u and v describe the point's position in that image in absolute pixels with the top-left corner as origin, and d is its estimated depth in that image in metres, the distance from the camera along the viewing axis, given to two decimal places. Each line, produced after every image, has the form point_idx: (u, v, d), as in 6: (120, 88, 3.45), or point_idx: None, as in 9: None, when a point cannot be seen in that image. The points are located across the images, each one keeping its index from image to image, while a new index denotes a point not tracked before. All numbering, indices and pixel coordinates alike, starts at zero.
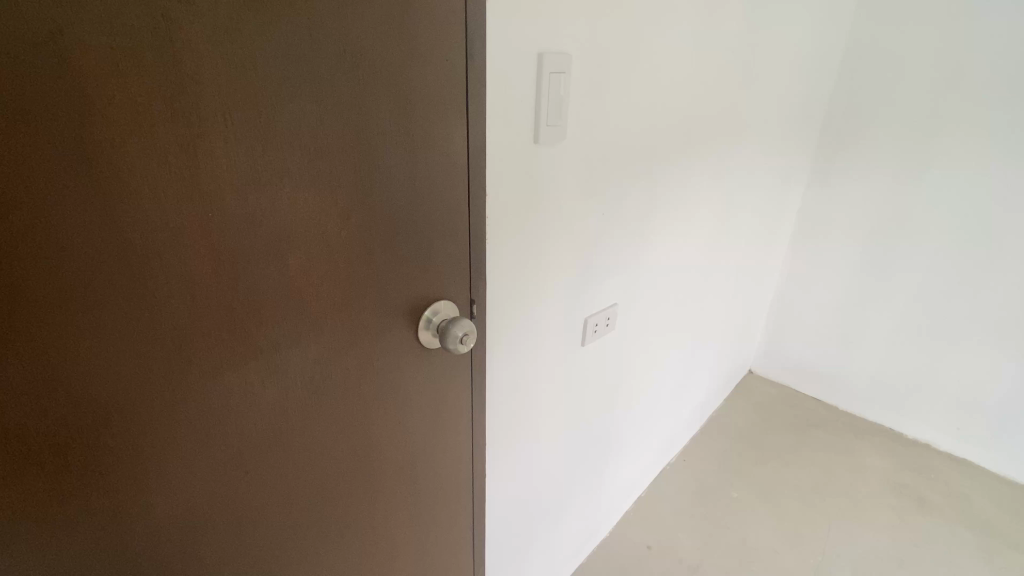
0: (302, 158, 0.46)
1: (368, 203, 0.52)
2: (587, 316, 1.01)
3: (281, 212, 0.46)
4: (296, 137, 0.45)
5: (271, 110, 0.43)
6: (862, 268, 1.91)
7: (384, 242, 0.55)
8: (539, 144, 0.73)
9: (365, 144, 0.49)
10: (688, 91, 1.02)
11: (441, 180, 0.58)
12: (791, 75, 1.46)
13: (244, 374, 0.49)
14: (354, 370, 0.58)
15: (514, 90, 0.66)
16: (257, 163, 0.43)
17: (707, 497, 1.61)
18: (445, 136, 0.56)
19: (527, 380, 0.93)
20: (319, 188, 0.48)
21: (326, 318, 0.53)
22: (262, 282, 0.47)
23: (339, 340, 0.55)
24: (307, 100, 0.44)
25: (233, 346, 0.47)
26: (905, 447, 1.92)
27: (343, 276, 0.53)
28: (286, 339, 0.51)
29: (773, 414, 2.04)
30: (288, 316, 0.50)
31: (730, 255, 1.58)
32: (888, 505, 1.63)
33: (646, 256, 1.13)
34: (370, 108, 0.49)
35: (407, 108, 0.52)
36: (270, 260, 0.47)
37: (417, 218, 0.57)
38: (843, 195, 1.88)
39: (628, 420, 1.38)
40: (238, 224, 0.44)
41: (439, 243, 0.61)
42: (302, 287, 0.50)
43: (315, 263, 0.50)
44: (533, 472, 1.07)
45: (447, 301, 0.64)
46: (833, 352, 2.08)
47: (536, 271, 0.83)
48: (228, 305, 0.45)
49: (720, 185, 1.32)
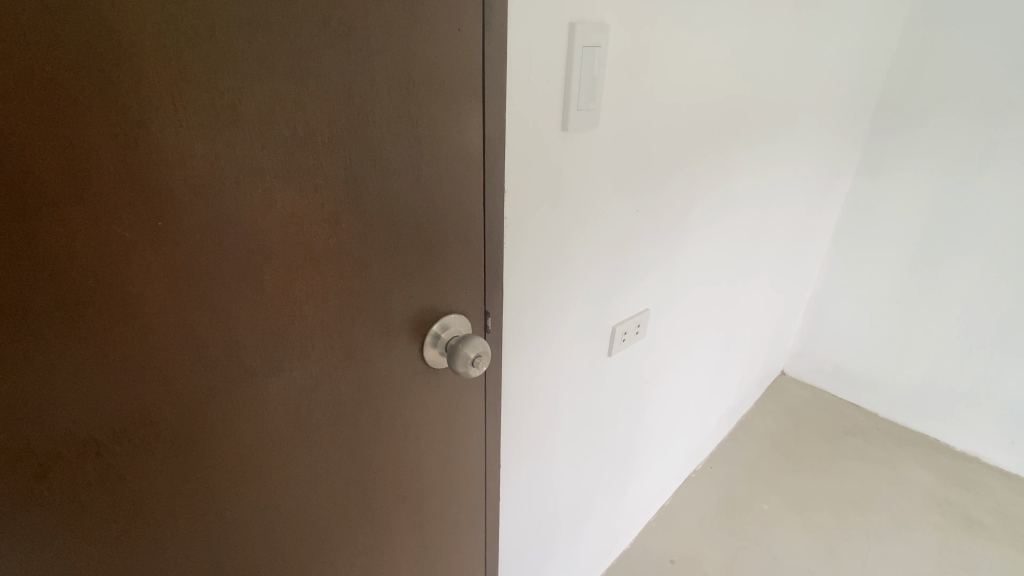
0: (278, 152, 0.37)
1: (364, 207, 0.43)
2: (615, 324, 0.93)
3: (251, 219, 0.37)
4: (272, 127, 0.36)
5: (238, 94, 0.34)
6: (908, 269, 1.77)
7: (384, 253, 0.46)
8: (568, 133, 0.63)
9: (359, 136, 0.40)
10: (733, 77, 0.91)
11: (452, 176, 0.49)
12: (845, 55, 1.32)
13: (213, 412, 0.41)
14: (349, 399, 0.50)
15: (539, 69, 0.56)
16: (219, 161, 0.35)
17: (736, 508, 1.53)
18: (457, 126, 0.47)
19: (545, 394, 0.85)
20: (300, 189, 0.39)
21: (313, 341, 0.45)
22: (231, 305, 0.39)
23: (330, 366, 0.47)
24: (283, 80, 0.36)
25: (198, 378, 0.39)
26: (949, 460, 1.79)
27: (332, 294, 0.44)
28: (264, 368, 0.43)
29: (806, 420, 1.93)
30: (264, 341, 0.42)
31: (769, 255, 1.46)
32: (931, 523, 1.52)
33: (679, 260, 1.04)
34: (364, 92, 0.40)
35: (410, 92, 0.42)
36: (239, 277, 0.38)
37: (424, 223, 0.48)
38: (894, 188, 1.72)
39: (653, 430, 1.30)
40: (195, 236, 0.35)
41: (448, 252, 0.52)
42: (281, 308, 0.42)
43: (298, 278, 0.42)
44: (552, 487, 1.00)
45: (457, 314, 0.56)
46: (874, 356, 1.95)
47: (560, 277, 0.74)
48: (189, 333, 0.38)
49: (763, 178, 1.21)
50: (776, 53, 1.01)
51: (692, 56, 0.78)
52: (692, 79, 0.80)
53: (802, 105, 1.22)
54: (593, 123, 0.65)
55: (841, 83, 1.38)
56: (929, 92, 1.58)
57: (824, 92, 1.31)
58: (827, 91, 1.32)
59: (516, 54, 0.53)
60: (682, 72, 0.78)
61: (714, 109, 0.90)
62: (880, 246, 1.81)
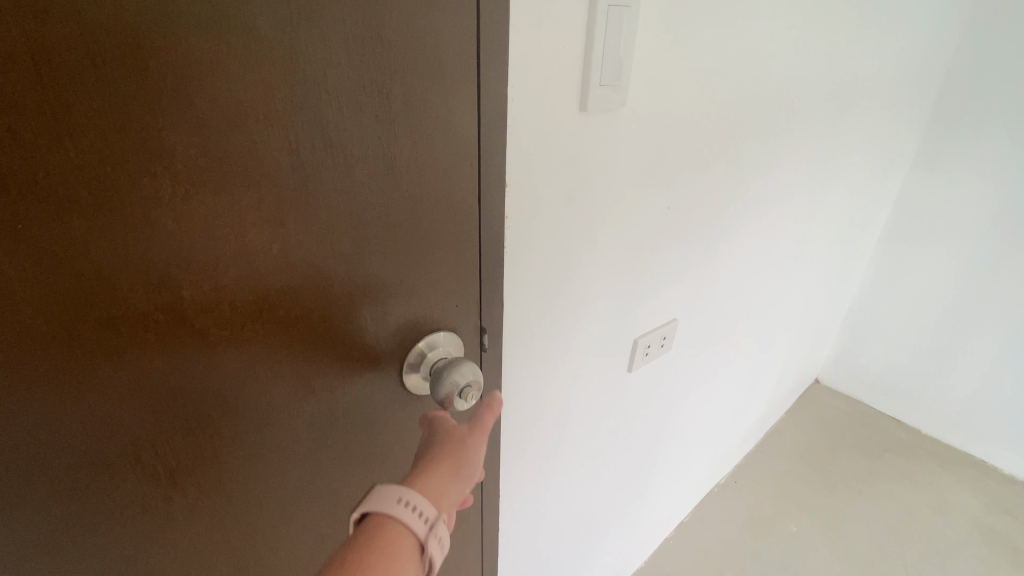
0: (190, 131, 0.28)
1: (317, 203, 0.34)
2: (638, 336, 0.85)
3: (158, 218, 0.28)
4: (179, 97, 0.27)
5: (129, 52, 0.25)
6: (966, 276, 1.60)
7: (346, 262, 0.37)
8: (587, 114, 0.53)
9: (306, 110, 0.31)
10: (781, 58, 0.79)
11: (436, 165, 0.39)
12: (909, 35, 1.17)
13: (127, 463, 0.32)
14: (309, 438, 0.41)
15: (550, 36, 0.46)
16: (108, 141, 0.26)
17: (760, 527, 1.43)
18: (441, 101, 0.37)
19: (555, 412, 0.77)
20: (226, 178, 0.30)
21: (255, 369, 0.36)
22: (140, 329, 0.30)
23: (282, 399, 0.38)
24: (193, 32, 0.26)
25: (106, 423, 0.31)
26: (1000, 485, 1.64)
27: (278, 313, 0.35)
28: (194, 406, 0.34)
29: (841, 433, 1.80)
30: (191, 373, 0.33)
31: (810, 257, 1.33)
32: (975, 554, 1.39)
33: (712, 265, 0.93)
34: (312, 51, 0.30)
35: (377, 54, 0.33)
36: (147, 294, 0.29)
37: (399, 224, 0.39)
38: (954, 185, 1.55)
39: (673, 445, 1.20)
40: (78, 242, 0.26)
41: (432, 258, 0.43)
42: (209, 330, 0.32)
43: (229, 293, 0.32)
44: (561, 506, 0.93)
45: (446, 330, 0.47)
46: (919, 369, 1.79)
47: (572, 284, 0.65)
48: (88, 369, 0.29)
49: (809, 173, 1.08)
50: (829, 33, 0.89)
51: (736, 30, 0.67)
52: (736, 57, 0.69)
53: (857, 91, 1.08)
54: (618, 103, 0.55)
55: (901, 68, 1.23)
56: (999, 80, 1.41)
57: (882, 77, 1.16)
58: (886, 76, 1.17)
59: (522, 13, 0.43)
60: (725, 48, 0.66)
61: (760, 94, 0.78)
62: (932, 250, 1.65)
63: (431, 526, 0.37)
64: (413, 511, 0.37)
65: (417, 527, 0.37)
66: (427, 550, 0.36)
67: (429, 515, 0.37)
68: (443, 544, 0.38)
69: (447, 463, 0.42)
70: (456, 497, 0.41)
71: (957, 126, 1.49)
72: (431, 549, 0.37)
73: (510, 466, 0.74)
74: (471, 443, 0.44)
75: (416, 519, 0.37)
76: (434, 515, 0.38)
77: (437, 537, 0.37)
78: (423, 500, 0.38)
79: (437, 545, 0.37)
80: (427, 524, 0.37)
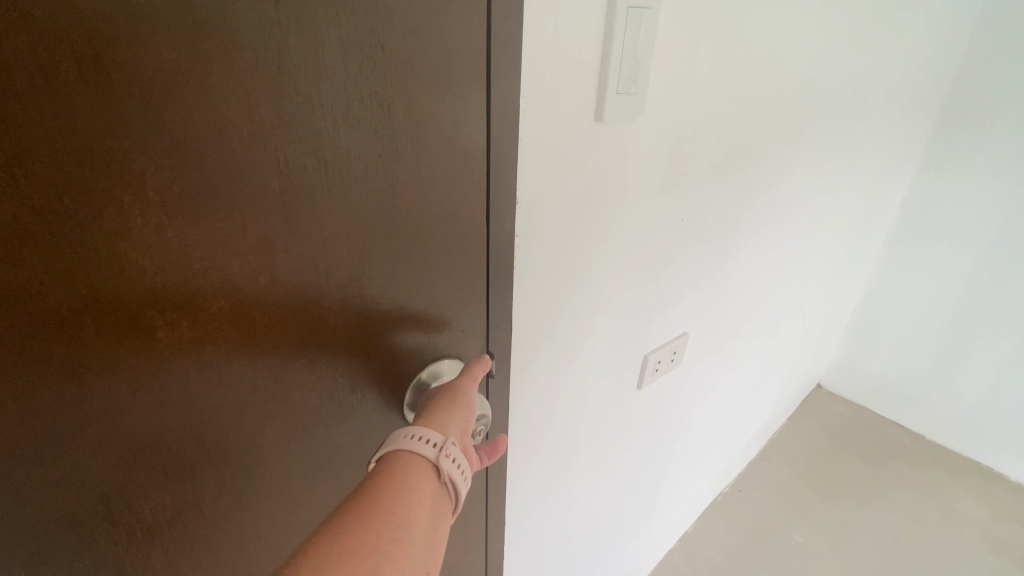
0: (162, 153, 0.24)
1: (308, 227, 0.30)
2: (648, 353, 0.87)
3: (128, 253, 0.25)
4: (149, 114, 0.23)
5: (88, 64, 0.21)
6: (973, 282, 1.58)
7: (345, 290, 0.33)
8: (601, 123, 0.54)
9: (298, 125, 0.28)
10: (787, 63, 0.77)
11: (440, 182, 0.36)
12: (918, 39, 1.15)
13: (98, 526, 0.29)
14: (304, 483, 0.37)
15: (569, 44, 0.47)
16: (66, 167, 0.22)
17: (765, 538, 1.42)
18: (446, 112, 0.34)
19: (567, 429, 0.79)
20: (205, 205, 0.26)
21: (242, 414, 0.32)
22: (109, 378, 0.26)
23: (273, 444, 0.34)
24: (164, 40, 0.23)
25: (68, 483, 0.27)
26: (1006, 493, 1.62)
27: (267, 350, 0.32)
28: (174, 459, 0.30)
29: (844, 439, 1.78)
30: (170, 423, 0.29)
31: (817, 264, 1.31)
32: (982, 564, 1.38)
33: (721, 280, 0.95)
34: (303, 59, 0.27)
35: (375, 61, 0.29)
36: (116, 339, 0.26)
37: (402, 248, 0.35)
38: (960, 188, 1.53)
39: (678, 457, 1.18)
40: (33, 284, 0.22)
41: (436, 283, 0.39)
42: (189, 374, 0.29)
43: (211, 331, 0.29)
44: (566, 520, 0.91)
45: (447, 359, 0.43)
46: (924, 376, 1.77)
47: (582, 295, 0.66)
48: (48, 427, 0.25)
49: (818, 180, 1.07)
50: (837, 38, 0.87)
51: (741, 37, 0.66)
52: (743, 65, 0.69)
53: (867, 96, 1.06)
54: (634, 112, 0.56)
55: (910, 72, 1.21)
56: (1007, 84, 1.40)
57: (891, 81, 1.14)
58: (895, 80, 1.15)
59: (540, 24, 0.44)
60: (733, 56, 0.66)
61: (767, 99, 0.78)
62: (939, 256, 1.62)
63: (442, 449, 0.36)
64: (418, 440, 0.36)
65: (427, 453, 0.36)
66: (442, 471, 0.36)
67: (436, 440, 0.36)
68: (460, 464, 0.37)
69: (444, 397, 0.40)
70: (463, 426, 0.40)
71: (964, 131, 1.48)
72: (447, 470, 0.36)
73: (525, 486, 0.76)
74: (464, 383, 0.42)
75: (423, 447, 0.36)
76: (441, 438, 0.37)
77: (452, 458, 0.36)
78: (426, 428, 0.37)
79: (452, 465, 0.36)
80: (437, 448, 0.36)
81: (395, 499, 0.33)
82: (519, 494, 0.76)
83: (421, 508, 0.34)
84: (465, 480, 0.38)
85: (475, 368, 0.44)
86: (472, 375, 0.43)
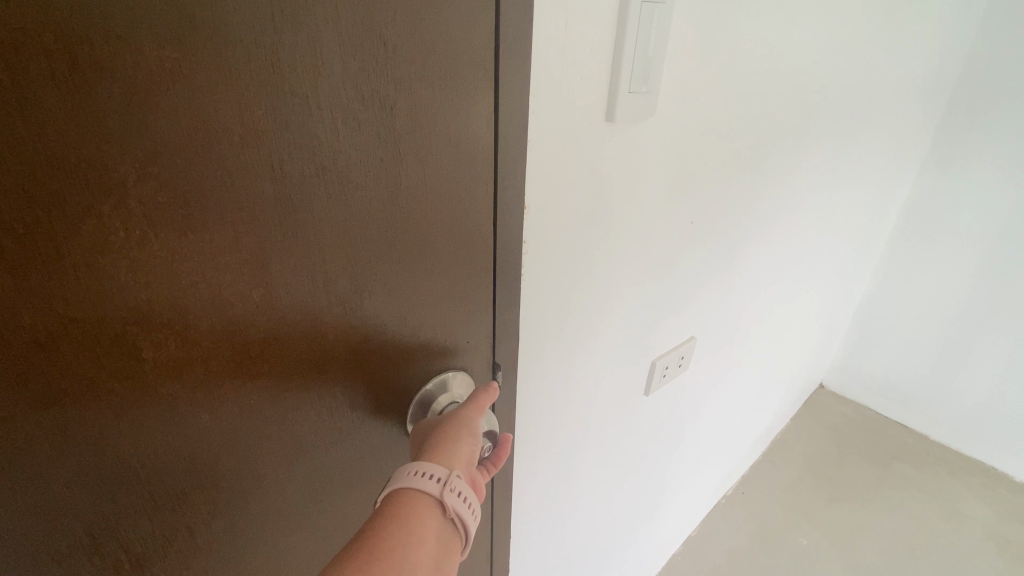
0: (144, 161, 0.22)
1: (307, 238, 0.28)
2: (655, 359, 0.86)
3: (109, 269, 0.22)
4: (131, 118, 0.21)
5: (62, 64, 0.19)
6: (977, 281, 1.56)
7: (343, 304, 0.31)
8: (612, 122, 0.53)
9: (294, 130, 0.26)
10: (793, 63, 0.76)
11: (446, 188, 0.34)
12: (924, 36, 1.14)
13: (83, 562, 0.26)
14: (301, 506, 0.35)
15: (579, 42, 0.46)
16: (39, 176, 0.20)
17: (769, 541, 1.41)
18: (452, 114, 0.32)
19: (572, 436, 0.77)
20: (193, 216, 0.24)
21: (237, 436, 0.30)
22: (91, 405, 0.24)
23: (269, 467, 0.32)
24: (147, 37, 0.21)
25: (47, 519, 0.24)
26: (1011, 494, 1.61)
27: (261, 370, 0.30)
28: (164, 487, 0.28)
29: (846, 440, 1.77)
30: (159, 449, 0.27)
31: (821, 265, 1.30)
32: (987, 565, 1.37)
33: (727, 283, 0.94)
34: (302, 57, 0.25)
35: (379, 60, 0.27)
36: (97, 361, 0.24)
37: (404, 258, 0.33)
38: (963, 186, 1.52)
39: (682, 461, 1.17)
40: (5, 306, 0.20)
41: (441, 294, 0.37)
42: (178, 396, 0.27)
43: (202, 351, 0.27)
44: (570, 527, 0.90)
45: (452, 372, 0.41)
46: (927, 375, 1.76)
47: (590, 300, 0.65)
48: (24, 459, 0.23)
49: (823, 180, 1.05)
50: (843, 38, 0.85)
51: (749, 36, 0.65)
52: (751, 65, 0.68)
53: (872, 94, 1.05)
54: (644, 112, 0.55)
55: (915, 69, 1.19)
56: (1010, 81, 1.38)
57: (897, 78, 1.12)
58: (900, 78, 1.14)
59: (552, 19, 0.43)
60: (741, 56, 0.65)
61: (774, 97, 0.76)
62: (942, 254, 1.61)
63: (446, 484, 0.35)
64: (423, 476, 0.35)
65: (432, 489, 0.34)
66: (447, 506, 0.35)
67: (441, 475, 0.35)
68: (466, 496, 0.36)
69: (449, 422, 0.39)
70: (470, 453, 0.38)
71: (967, 128, 1.46)
72: (452, 505, 0.35)
73: (531, 494, 0.75)
74: (470, 406, 0.40)
75: (426, 484, 0.35)
76: (446, 472, 0.35)
77: (457, 492, 0.35)
78: (431, 462, 0.36)
79: (458, 499, 0.35)
80: (442, 484, 0.35)
81: (399, 542, 0.33)
82: (524, 503, 0.74)
83: (423, 547, 0.33)
84: (472, 511, 0.37)
85: (481, 395, 0.41)
86: (478, 396, 0.41)
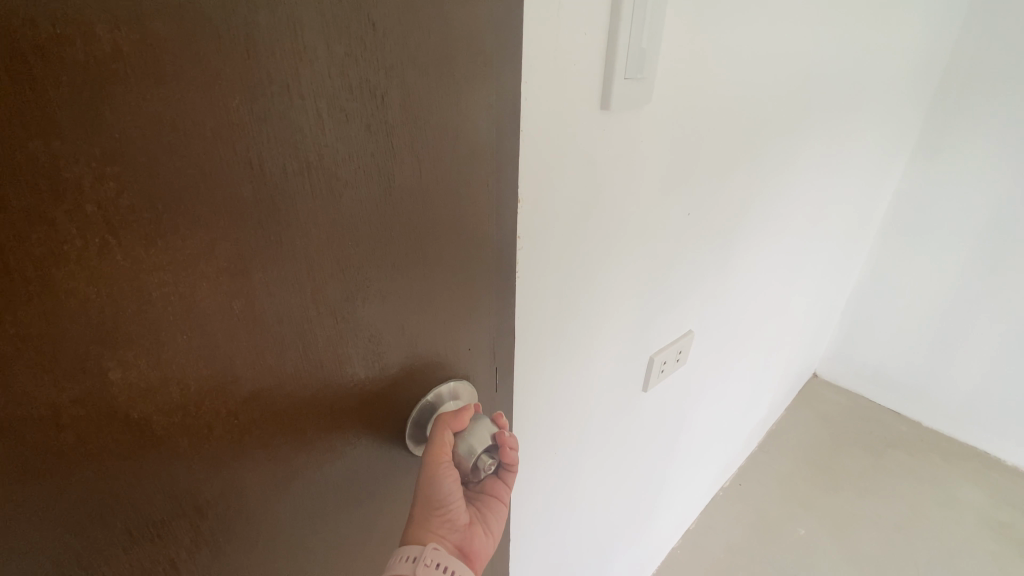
0: (102, 159, 0.19)
1: (294, 240, 0.26)
2: (654, 354, 0.85)
3: (66, 282, 0.20)
4: (86, 112, 0.18)
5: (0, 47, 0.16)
6: (969, 269, 1.57)
7: (333, 313, 0.29)
8: (606, 111, 0.51)
9: (274, 122, 0.23)
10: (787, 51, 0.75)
11: (441, 184, 0.31)
12: (914, 22, 1.13)
13: None
14: (296, 530, 0.33)
15: (571, 28, 0.44)
16: None
17: (769, 532, 1.41)
18: (448, 105, 0.30)
19: (571, 435, 0.76)
20: (161, 221, 0.21)
21: (220, 457, 0.28)
22: (51, 435, 0.21)
23: (258, 491, 0.30)
24: (99, 16, 0.18)
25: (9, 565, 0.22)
26: (1004, 478, 1.62)
27: (244, 388, 0.27)
28: (140, 517, 0.25)
29: (841, 429, 1.78)
30: (135, 477, 0.25)
31: (816, 255, 1.30)
32: (984, 549, 1.39)
33: (726, 274, 0.94)
34: (282, 39, 0.22)
35: (366, 43, 0.25)
36: (57, 384, 0.21)
37: (399, 262, 0.31)
38: (953, 174, 1.52)
39: (680, 456, 1.17)
40: None
41: (439, 298, 0.35)
42: (150, 419, 0.24)
43: (177, 369, 0.24)
44: (571, 529, 0.89)
45: (456, 380, 0.39)
46: (920, 363, 1.77)
47: (588, 298, 0.64)
48: None
49: (818, 169, 1.04)
50: (837, 25, 0.84)
51: (745, 21, 0.63)
52: (746, 54, 0.66)
53: (864, 81, 1.04)
54: (641, 100, 0.53)
55: (907, 56, 1.18)
56: (997, 67, 1.38)
57: (889, 66, 1.12)
58: (892, 65, 1.13)
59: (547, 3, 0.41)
60: (737, 44, 0.64)
61: (770, 85, 0.75)
62: (934, 242, 1.61)
63: (420, 560, 0.36)
64: (398, 560, 0.36)
65: (406, 571, 0.35)
66: None
67: (415, 553, 0.36)
68: (446, 566, 0.36)
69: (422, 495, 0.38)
70: (450, 519, 0.38)
71: (955, 115, 1.46)
72: None
73: (531, 497, 0.74)
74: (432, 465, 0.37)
75: (402, 566, 0.36)
76: (420, 549, 0.36)
77: (433, 564, 0.36)
78: (407, 545, 0.37)
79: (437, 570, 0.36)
80: (415, 562, 0.36)
81: None
82: (524, 506, 0.73)
83: None
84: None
85: (435, 441, 0.36)
86: (437, 450, 0.36)
